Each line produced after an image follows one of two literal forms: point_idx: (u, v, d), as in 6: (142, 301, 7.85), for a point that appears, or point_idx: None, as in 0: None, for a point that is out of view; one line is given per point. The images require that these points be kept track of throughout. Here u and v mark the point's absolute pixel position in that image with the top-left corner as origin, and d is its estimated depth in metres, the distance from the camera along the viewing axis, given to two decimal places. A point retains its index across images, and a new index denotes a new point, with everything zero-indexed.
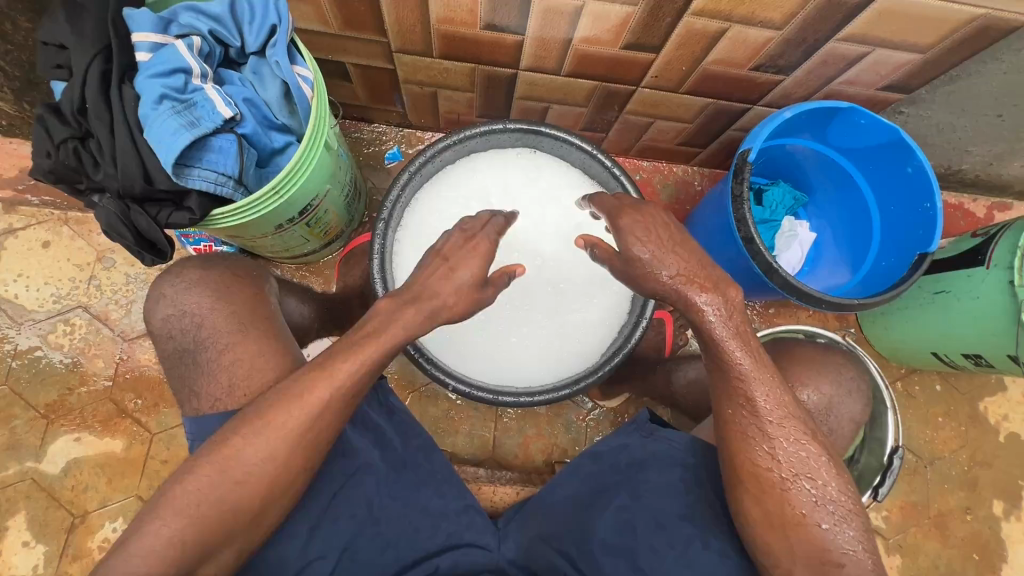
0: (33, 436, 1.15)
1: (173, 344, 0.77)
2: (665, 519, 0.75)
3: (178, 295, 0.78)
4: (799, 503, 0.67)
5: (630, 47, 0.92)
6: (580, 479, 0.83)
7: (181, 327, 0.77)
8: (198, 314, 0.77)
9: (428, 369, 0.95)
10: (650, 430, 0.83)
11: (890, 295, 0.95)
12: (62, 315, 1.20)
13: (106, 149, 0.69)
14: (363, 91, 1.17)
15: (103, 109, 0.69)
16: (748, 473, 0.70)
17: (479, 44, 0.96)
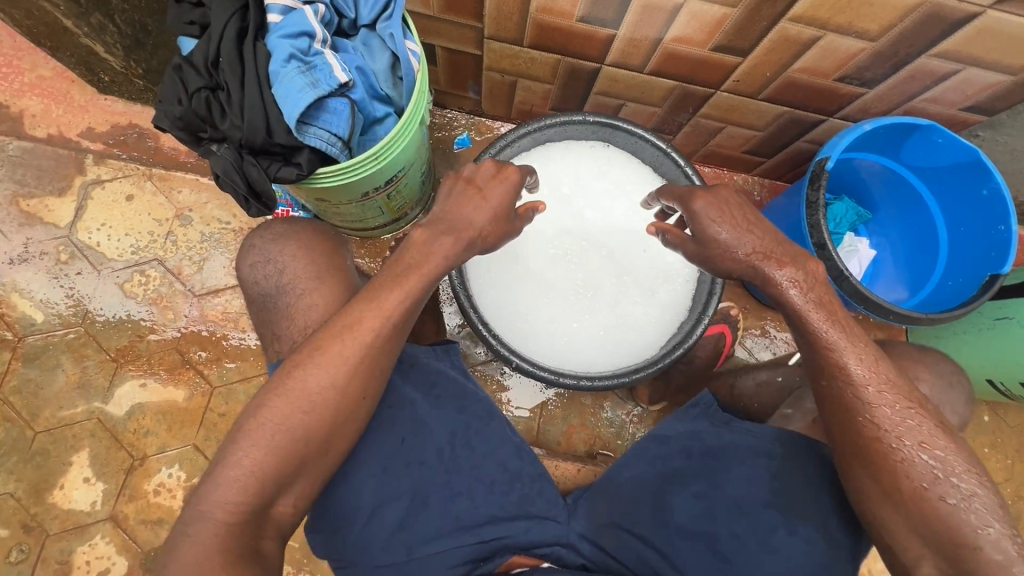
0: (102, 378, 1.20)
1: (258, 290, 0.83)
2: (746, 505, 0.76)
3: (263, 247, 0.84)
4: (913, 469, 0.65)
5: (720, 49, 0.95)
6: (649, 460, 0.86)
7: (266, 273, 0.82)
8: (281, 262, 0.82)
9: (496, 346, 0.98)
10: (725, 421, 0.86)
11: (962, 312, 0.96)
12: (139, 266, 1.25)
13: (235, 101, 0.75)
14: (444, 76, 1.22)
15: (238, 64, 0.75)
16: (861, 443, 0.68)
17: (571, 37, 0.99)
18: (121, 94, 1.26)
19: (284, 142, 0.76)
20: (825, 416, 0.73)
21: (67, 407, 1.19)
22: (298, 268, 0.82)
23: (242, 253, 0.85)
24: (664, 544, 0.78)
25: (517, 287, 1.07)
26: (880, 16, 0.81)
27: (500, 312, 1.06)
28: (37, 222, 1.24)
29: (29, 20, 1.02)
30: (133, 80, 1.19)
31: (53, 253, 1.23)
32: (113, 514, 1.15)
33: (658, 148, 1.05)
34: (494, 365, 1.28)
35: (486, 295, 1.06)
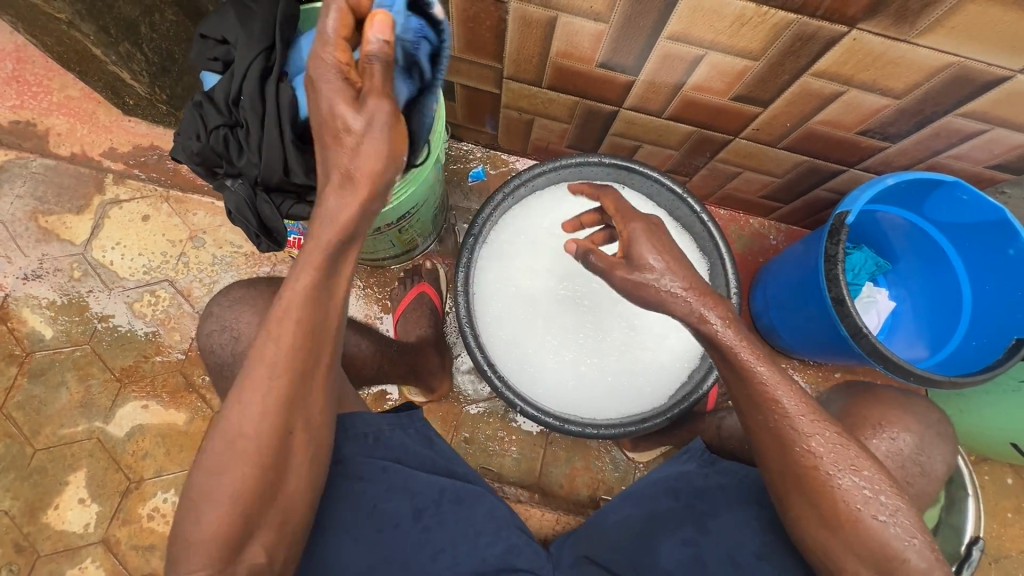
0: (105, 398, 1.20)
1: (215, 358, 0.84)
2: (742, 559, 0.70)
3: (221, 313, 0.85)
4: (845, 493, 0.62)
5: (739, 99, 0.94)
6: (637, 504, 0.83)
7: (222, 340, 0.83)
8: (237, 329, 0.83)
9: (500, 389, 0.96)
10: (710, 461, 0.82)
11: (986, 376, 0.92)
12: (149, 286, 1.25)
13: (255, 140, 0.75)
14: (462, 111, 1.22)
15: (258, 102, 0.75)
16: (797, 472, 0.64)
17: (589, 80, 0.99)
18: (145, 117, 1.29)
19: (303, 182, 0.77)
20: (756, 444, 0.67)
21: (68, 425, 1.18)
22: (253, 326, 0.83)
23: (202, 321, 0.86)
24: None
25: (521, 327, 1.06)
26: (906, 75, 0.80)
27: (504, 351, 1.04)
28: (54, 238, 1.26)
29: (60, 46, 1.05)
30: (157, 105, 1.21)
31: (67, 270, 1.25)
32: (105, 537, 1.14)
33: (674, 192, 1.04)
34: (498, 403, 1.26)
35: (492, 335, 1.05)
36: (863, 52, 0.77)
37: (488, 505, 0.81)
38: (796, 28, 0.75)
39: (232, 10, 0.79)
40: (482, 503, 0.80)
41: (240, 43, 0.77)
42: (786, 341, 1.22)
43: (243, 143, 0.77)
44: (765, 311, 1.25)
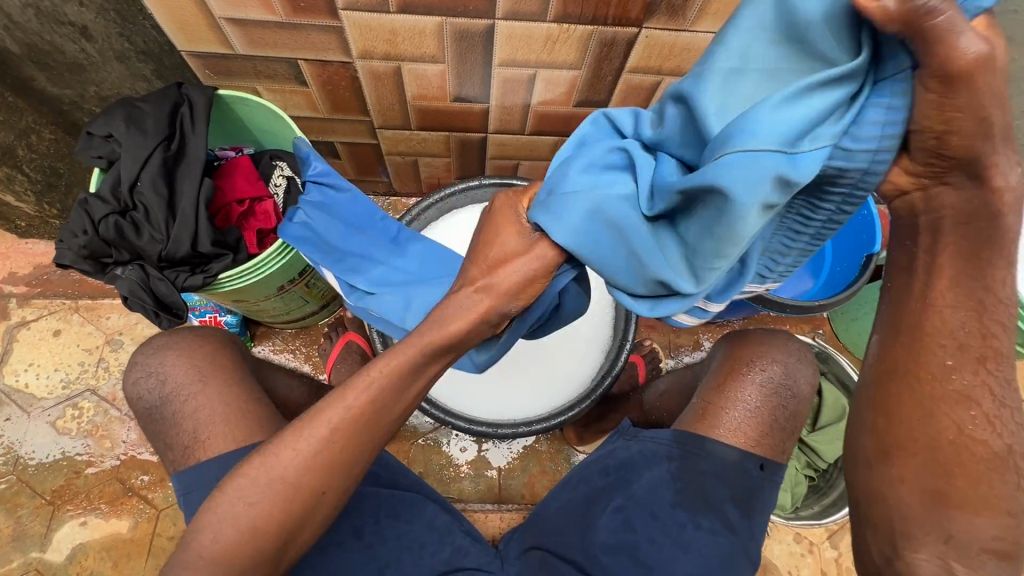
0: (39, 524, 1.15)
1: (142, 404, 0.78)
2: (659, 509, 0.74)
3: (146, 359, 0.80)
4: (993, 476, 0.55)
5: (582, 104, 1.06)
6: (573, 488, 0.82)
7: (148, 386, 0.78)
8: (162, 371, 0.78)
9: (427, 411, 1.02)
10: (634, 434, 0.82)
11: (848, 293, 1.04)
12: (70, 400, 1.23)
13: (158, 223, 0.81)
14: (352, 166, 1.30)
15: (164, 191, 0.82)
16: (952, 444, 0.57)
17: (451, 115, 1.10)
18: (42, 235, 1.30)
19: (209, 251, 0.83)
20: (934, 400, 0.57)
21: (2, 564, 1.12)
22: (186, 368, 0.78)
23: (128, 371, 0.80)
24: (595, 569, 0.73)
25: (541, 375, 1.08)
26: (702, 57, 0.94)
27: None
28: None
29: None
30: (51, 221, 1.24)
31: None
32: None
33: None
34: (446, 429, 1.28)
35: None
36: (659, 45, 0.91)
37: (429, 514, 0.80)
38: (597, 36, 0.88)
39: (120, 112, 0.84)
40: (421, 514, 0.79)
41: (130, 141, 0.82)
42: None
43: (141, 223, 0.81)
44: None
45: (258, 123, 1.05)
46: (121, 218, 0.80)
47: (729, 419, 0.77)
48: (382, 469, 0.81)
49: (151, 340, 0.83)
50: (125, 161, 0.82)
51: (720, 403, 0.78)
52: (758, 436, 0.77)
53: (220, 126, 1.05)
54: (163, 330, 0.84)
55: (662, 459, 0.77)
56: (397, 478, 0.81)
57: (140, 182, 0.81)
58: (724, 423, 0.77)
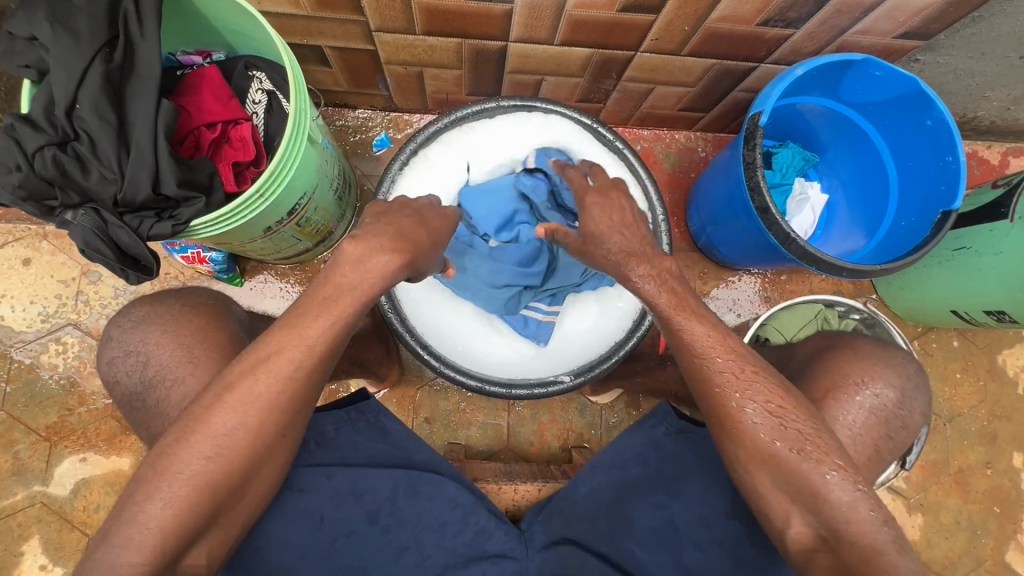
0: (37, 460, 1.12)
1: (121, 390, 0.61)
2: (712, 517, 0.71)
3: (122, 335, 0.61)
4: (773, 428, 0.58)
5: (628, 9, 0.85)
6: (605, 471, 0.76)
7: (127, 368, 0.60)
8: (145, 352, 0.60)
9: (438, 369, 0.92)
10: (681, 428, 0.75)
11: (913, 257, 0.90)
12: (53, 334, 1.15)
13: (108, 158, 0.65)
14: (344, 76, 1.10)
15: (111, 118, 0.65)
16: (722, 412, 0.60)
17: (465, 18, 0.89)
18: None
19: (175, 194, 0.68)
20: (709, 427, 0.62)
21: (6, 496, 1.11)
22: (175, 350, 0.59)
23: (100, 347, 0.62)
24: (629, 563, 0.71)
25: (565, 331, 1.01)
26: None
27: (436, 329, 0.98)
28: None
29: None
30: None
31: None
32: None
33: (575, 121, 0.99)
34: None
35: (425, 319, 0.97)
36: None
37: (450, 493, 0.73)
38: None
39: (41, 5, 0.65)
40: (443, 493, 0.73)
41: (60, 47, 0.64)
42: (726, 255, 1.22)
43: (86, 157, 0.65)
44: (702, 230, 1.25)
45: (226, 22, 0.84)
46: (63, 150, 0.64)
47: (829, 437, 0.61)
48: (394, 448, 0.73)
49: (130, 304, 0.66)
50: (55, 75, 0.64)
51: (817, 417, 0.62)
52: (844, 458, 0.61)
53: (177, 22, 0.85)
54: (142, 302, 0.66)
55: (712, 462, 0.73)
56: (411, 455, 0.73)
57: (78, 105, 0.65)
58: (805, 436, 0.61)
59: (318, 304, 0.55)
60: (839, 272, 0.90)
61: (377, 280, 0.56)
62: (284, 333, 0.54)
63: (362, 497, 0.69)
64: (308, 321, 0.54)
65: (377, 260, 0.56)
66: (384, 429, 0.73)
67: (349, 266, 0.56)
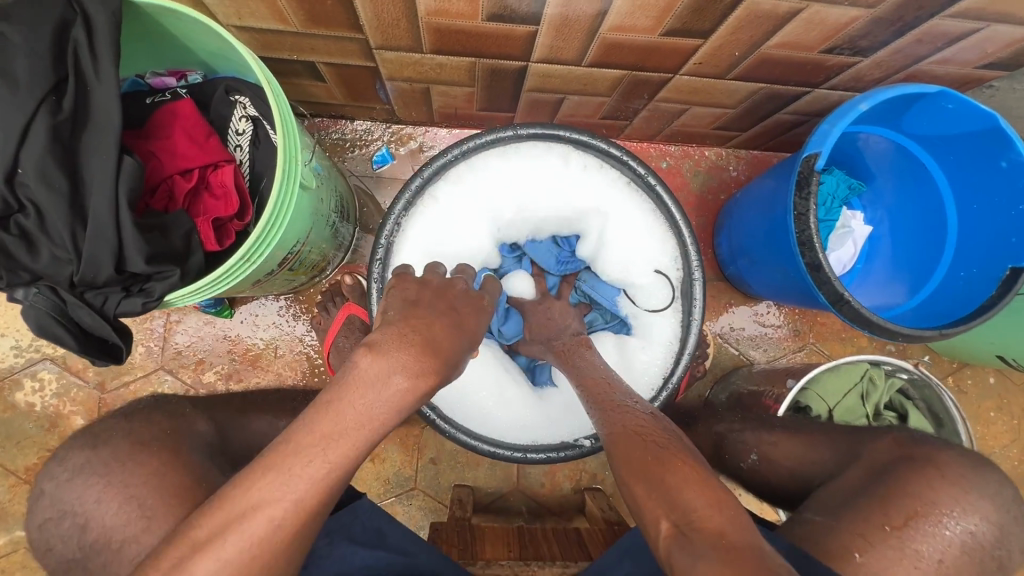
0: (18, 504, 1.05)
1: (55, 553, 0.56)
2: None
3: (54, 492, 0.56)
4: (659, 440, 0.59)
5: (673, 33, 0.73)
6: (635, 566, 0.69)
7: (60, 534, 0.55)
8: (81, 512, 0.55)
9: (447, 432, 0.84)
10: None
11: (967, 325, 0.81)
12: (28, 370, 1.07)
13: (60, 233, 0.55)
14: (340, 90, 0.97)
15: (62, 185, 0.55)
16: (618, 434, 0.61)
17: (481, 38, 0.76)
18: None
19: (143, 271, 0.58)
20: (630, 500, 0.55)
21: None
22: (117, 506, 0.54)
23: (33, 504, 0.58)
24: None
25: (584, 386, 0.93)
26: None
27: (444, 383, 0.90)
28: None
29: None
30: None
31: None
32: None
33: (597, 156, 0.89)
34: None
35: None
36: None
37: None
38: None
39: None
40: None
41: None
42: (758, 291, 1.13)
43: (34, 232, 0.55)
44: (731, 260, 1.15)
45: (202, 43, 0.72)
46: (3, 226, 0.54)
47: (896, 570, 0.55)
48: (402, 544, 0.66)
49: (66, 450, 0.59)
50: None
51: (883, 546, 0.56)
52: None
53: (145, 42, 0.72)
54: (80, 447, 0.59)
55: None
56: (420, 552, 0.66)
57: (20, 170, 0.54)
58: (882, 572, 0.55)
59: (305, 437, 0.45)
60: (894, 337, 0.81)
61: (390, 412, 0.46)
62: (269, 480, 0.44)
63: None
64: (299, 463, 0.44)
65: (396, 384, 0.45)
66: (383, 534, 0.69)
67: (362, 392, 0.45)
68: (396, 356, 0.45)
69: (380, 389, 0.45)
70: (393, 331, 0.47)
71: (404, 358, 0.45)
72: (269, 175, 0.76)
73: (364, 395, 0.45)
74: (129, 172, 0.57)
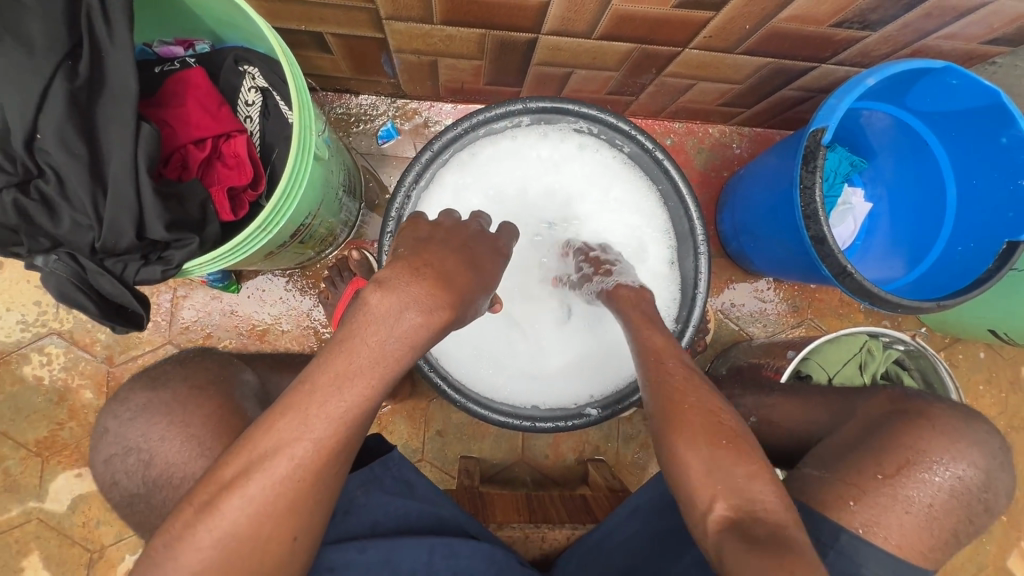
0: (30, 476, 1.07)
1: (119, 491, 0.59)
2: None
3: (121, 428, 0.60)
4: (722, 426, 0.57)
5: (685, 5, 0.73)
6: (642, 520, 0.71)
7: (127, 469, 0.59)
8: (145, 450, 0.59)
9: (460, 402, 0.86)
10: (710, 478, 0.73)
11: (961, 297, 0.84)
12: (35, 344, 1.07)
13: (79, 196, 0.55)
14: (346, 63, 0.97)
15: (79, 147, 0.55)
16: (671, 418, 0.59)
17: (493, 8, 0.76)
18: None
19: (163, 238, 0.59)
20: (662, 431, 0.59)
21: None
22: (177, 438, 0.59)
23: (98, 443, 0.61)
24: None
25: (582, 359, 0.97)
26: None
27: (455, 355, 0.92)
28: None
29: None
30: None
31: None
32: None
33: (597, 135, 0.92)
34: None
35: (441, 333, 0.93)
36: None
37: (488, 549, 0.69)
38: None
39: None
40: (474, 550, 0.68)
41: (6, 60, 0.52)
42: (759, 267, 1.15)
43: (56, 197, 0.55)
44: (734, 236, 1.17)
45: (212, 9, 0.71)
46: (25, 191, 0.54)
47: (895, 521, 0.57)
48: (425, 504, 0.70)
49: (128, 391, 0.62)
50: (4, 95, 0.52)
51: (885, 501, 0.58)
52: (923, 546, 0.57)
53: (151, 6, 0.71)
54: (142, 388, 0.62)
55: None
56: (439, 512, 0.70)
57: (39, 134, 0.54)
58: (883, 522, 0.57)
59: (326, 368, 0.44)
60: (893, 308, 0.83)
61: (403, 348, 0.45)
62: (287, 421, 0.44)
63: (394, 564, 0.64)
64: (315, 403, 0.44)
65: (408, 319, 0.44)
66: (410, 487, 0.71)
67: (375, 328, 0.44)
68: (406, 291, 0.44)
69: (392, 325, 0.44)
70: (401, 266, 0.46)
71: (416, 292, 0.44)
72: (281, 145, 0.75)
73: (377, 330, 0.44)
74: (145, 134, 0.57)
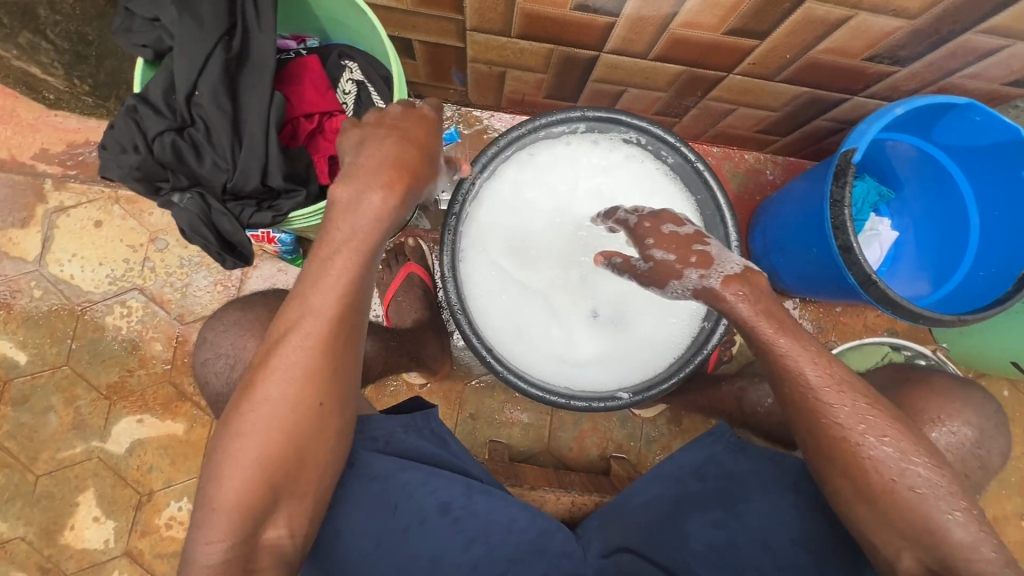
0: (97, 417, 1.16)
1: (214, 388, 0.79)
2: (776, 544, 0.72)
3: (215, 338, 0.80)
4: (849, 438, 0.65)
5: (734, 33, 0.84)
6: (663, 483, 0.81)
7: (218, 369, 0.78)
8: (231, 356, 0.78)
9: (502, 373, 0.93)
10: (739, 446, 0.80)
11: (985, 313, 0.89)
12: (119, 297, 1.19)
13: (219, 143, 0.67)
14: (425, 69, 1.10)
15: (226, 104, 0.67)
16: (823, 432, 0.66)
17: (565, 26, 0.88)
18: (73, 109, 1.15)
19: (280, 186, 0.69)
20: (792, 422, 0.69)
21: (65, 448, 1.15)
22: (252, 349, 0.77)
23: (200, 348, 0.82)
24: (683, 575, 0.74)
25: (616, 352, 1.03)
26: None
27: (498, 333, 1.00)
28: (4, 257, 1.17)
29: None
30: (81, 97, 1.08)
31: (28, 290, 1.17)
32: (127, 549, 1.14)
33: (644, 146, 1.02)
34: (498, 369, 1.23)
35: (486, 312, 1.00)
36: None
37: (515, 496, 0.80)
38: None
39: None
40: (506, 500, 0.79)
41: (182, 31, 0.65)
42: (787, 284, 1.22)
43: (202, 142, 0.67)
44: (764, 254, 1.24)
45: (331, 11, 0.84)
46: (180, 135, 0.66)
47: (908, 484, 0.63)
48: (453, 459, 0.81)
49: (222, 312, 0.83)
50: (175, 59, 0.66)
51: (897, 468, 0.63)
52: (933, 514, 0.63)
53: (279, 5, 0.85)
54: (231, 310, 0.82)
55: (774, 488, 0.76)
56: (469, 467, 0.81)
57: (196, 90, 0.66)
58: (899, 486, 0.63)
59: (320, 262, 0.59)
60: (917, 321, 0.89)
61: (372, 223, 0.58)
62: (296, 303, 0.60)
63: (434, 492, 0.73)
64: (313, 283, 0.60)
65: (372, 198, 0.57)
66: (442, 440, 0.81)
67: (344, 212, 0.58)
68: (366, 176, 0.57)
69: (357, 207, 0.58)
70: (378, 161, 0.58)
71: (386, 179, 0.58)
72: None
73: (346, 215, 0.58)
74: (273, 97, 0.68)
